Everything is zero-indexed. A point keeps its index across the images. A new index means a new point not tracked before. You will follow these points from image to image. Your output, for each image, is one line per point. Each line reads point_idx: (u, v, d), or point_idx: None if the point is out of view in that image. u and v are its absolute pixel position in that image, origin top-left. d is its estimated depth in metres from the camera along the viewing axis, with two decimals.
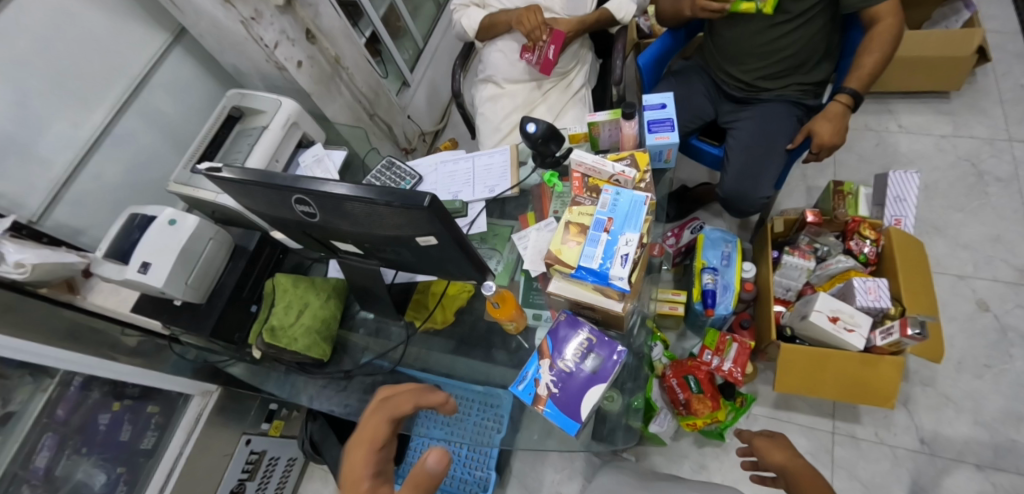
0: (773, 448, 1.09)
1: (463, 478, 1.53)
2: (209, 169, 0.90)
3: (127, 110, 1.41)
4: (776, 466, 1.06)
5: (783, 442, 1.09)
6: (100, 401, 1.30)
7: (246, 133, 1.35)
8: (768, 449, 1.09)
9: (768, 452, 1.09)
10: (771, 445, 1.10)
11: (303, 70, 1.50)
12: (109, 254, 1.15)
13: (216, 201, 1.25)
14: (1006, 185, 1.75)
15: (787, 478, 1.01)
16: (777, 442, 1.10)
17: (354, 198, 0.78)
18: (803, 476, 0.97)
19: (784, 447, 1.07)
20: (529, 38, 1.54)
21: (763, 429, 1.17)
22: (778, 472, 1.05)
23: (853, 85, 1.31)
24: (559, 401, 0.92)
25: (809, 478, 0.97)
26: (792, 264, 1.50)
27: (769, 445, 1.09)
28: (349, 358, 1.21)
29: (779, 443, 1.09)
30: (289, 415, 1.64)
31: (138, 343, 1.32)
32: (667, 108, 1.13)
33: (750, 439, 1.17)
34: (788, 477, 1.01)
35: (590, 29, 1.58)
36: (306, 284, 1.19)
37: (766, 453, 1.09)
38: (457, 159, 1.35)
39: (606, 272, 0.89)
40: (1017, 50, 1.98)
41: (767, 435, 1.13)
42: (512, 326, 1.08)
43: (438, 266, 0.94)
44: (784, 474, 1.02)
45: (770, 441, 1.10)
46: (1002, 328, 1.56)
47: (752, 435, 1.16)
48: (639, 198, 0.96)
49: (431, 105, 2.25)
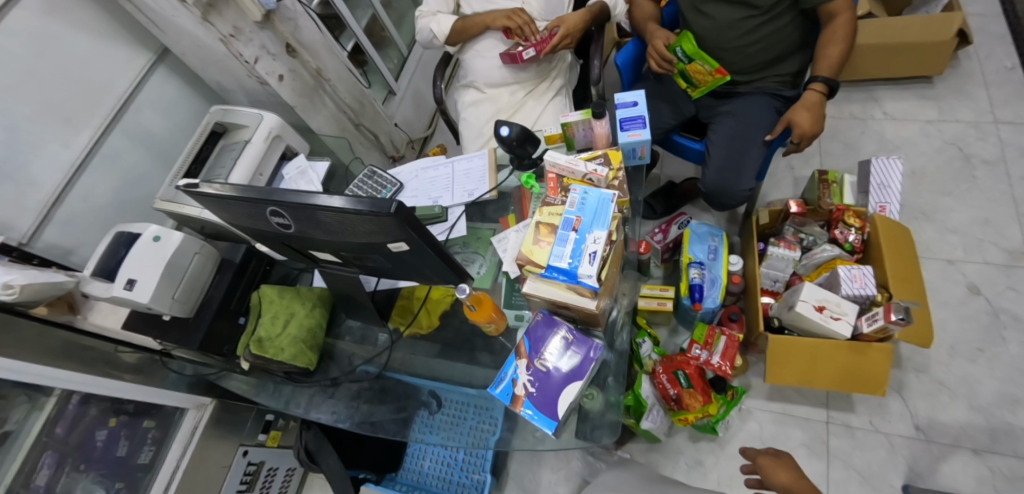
0: (778, 467, 1.09)
1: (462, 482, 1.54)
2: (187, 185, 0.91)
3: (114, 129, 1.43)
4: (780, 487, 1.06)
5: (789, 462, 1.10)
6: (97, 418, 1.30)
7: (229, 148, 1.38)
8: (772, 468, 1.09)
9: (773, 472, 1.09)
10: (776, 465, 1.10)
11: (285, 84, 1.52)
12: (97, 272, 1.17)
13: (200, 216, 1.27)
14: (993, 167, 1.74)
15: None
16: (781, 460, 1.10)
17: (326, 208, 0.80)
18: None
19: (789, 467, 1.08)
20: (520, 31, 1.53)
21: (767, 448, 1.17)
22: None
23: (824, 74, 1.32)
24: (537, 401, 0.93)
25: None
26: (778, 255, 1.49)
27: (774, 464, 1.10)
28: (336, 367, 1.22)
29: (784, 462, 1.10)
30: (286, 425, 1.66)
31: (137, 359, 1.33)
32: (639, 105, 1.13)
33: (753, 458, 1.16)
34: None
35: (594, 21, 1.56)
36: (291, 294, 1.21)
37: (770, 472, 1.09)
38: (437, 165, 1.36)
39: (575, 271, 0.90)
40: (1000, 32, 1.97)
41: (773, 454, 1.14)
42: (491, 328, 1.09)
43: (416, 272, 0.96)
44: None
45: (775, 460, 1.10)
46: (994, 311, 1.55)
47: (756, 453, 1.16)
48: (606, 196, 0.98)
49: (418, 112, 2.27)
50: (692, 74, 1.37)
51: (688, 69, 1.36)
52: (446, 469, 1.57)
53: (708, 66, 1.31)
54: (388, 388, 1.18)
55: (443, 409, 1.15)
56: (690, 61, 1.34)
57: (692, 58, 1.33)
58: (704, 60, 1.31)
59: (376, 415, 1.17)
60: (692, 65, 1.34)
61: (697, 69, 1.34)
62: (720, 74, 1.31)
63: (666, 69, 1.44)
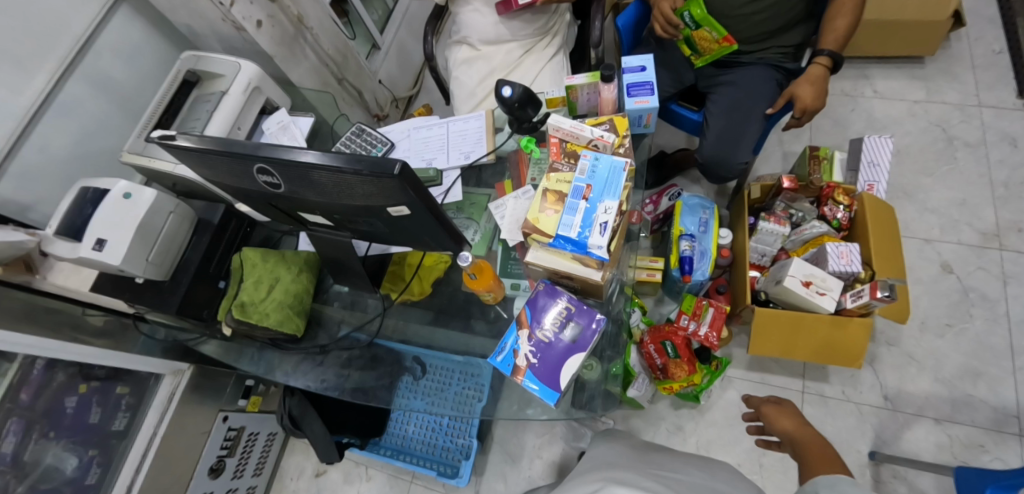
0: (781, 415, 1.11)
1: (447, 447, 1.56)
2: (161, 137, 0.84)
3: (72, 74, 1.30)
4: (783, 433, 1.09)
5: (791, 410, 1.12)
6: (66, 384, 1.23)
7: (203, 99, 1.27)
8: (775, 417, 1.12)
9: (776, 420, 1.12)
10: (779, 413, 1.12)
11: (263, 30, 1.40)
12: (60, 230, 1.07)
13: (174, 171, 1.19)
14: (974, 150, 1.78)
15: (791, 444, 1.05)
16: (785, 410, 1.12)
17: (321, 167, 0.74)
18: (811, 445, 1.00)
19: (792, 415, 1.10)
20: None
21: (772, 396, 1.19)
22: (785, 439, 1.07)
23: (829, 47, 1.31)
24: (538, 372, 0.92)
25: (822, 455, 0.96)
26: (768, 230, 1.50)
27: (777, 413, 1.12)
28: (324, 333, 1.18)
29: (786, 410, 1.12)
30: (266, 390, 1.62)
31: (105, 322, 1.26)
32: (647, 70, 1.10)
33: (758, 406, 1.19)
34: (794, 442, 1.04)
35: None
36: (275, 258, 1.14)
37: (774, 420, 1.12)
38: (430, 125, 1.30)
39: (584, 241, 0.87)
40: (990, 15, 1.99)
41: (776, 403, 1.16)
42: (489, 297, 1.06)
43: (414, 237, 0.92)
44: (791, 440, 1.05)
45: (777, 408, 1.12)
46: (964, 289, 1.61)
47: (760, 402, 1.19)
48: (617, 164, 0.94)
49: (403, 69, 2.17)
50: (697, 42, 1.32)
51: (694, 36, 1.32)
52: (431, 434, 1.59)
53: (716, 33, 1.27)
54: (380, 356, 1.16)
55: (427, 375, 1.13)
56: (697, 27, 1.29)
57: (699, 24, 1.28)
58: (712, 27, 1.27)
59: (367, 382, 1.14)
60: (699, 32, 1.30)
61: (704, 36, 1.30)
62: (726, 43, 1.27)
63: (670, 34, 1.38)
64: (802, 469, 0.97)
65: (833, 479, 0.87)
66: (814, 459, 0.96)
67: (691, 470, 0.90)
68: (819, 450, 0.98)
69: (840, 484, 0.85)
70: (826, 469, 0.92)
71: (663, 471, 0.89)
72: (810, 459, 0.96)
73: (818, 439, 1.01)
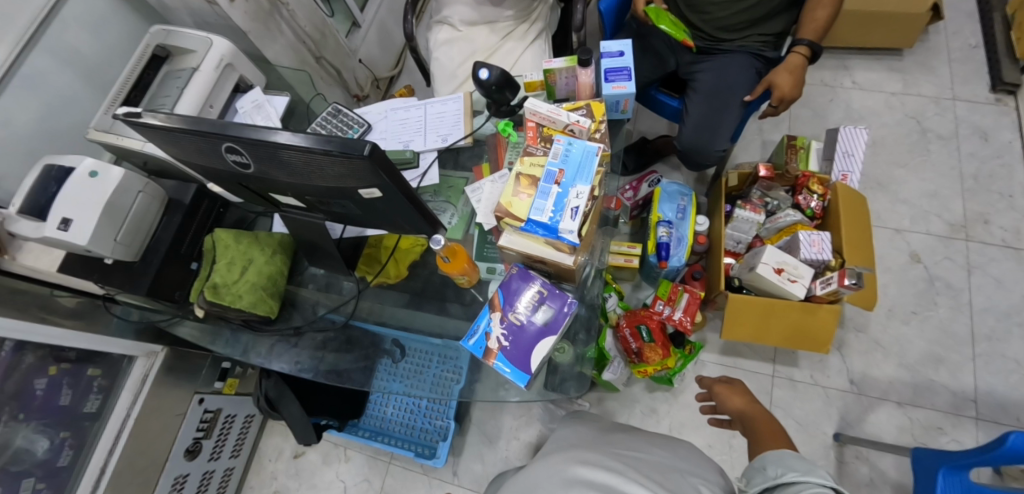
0: (732, 394, 1.14)
1: (425, 428, 1.58)
2: (127, 114, 0.81)
3: (36, 46, 1.25)
4: (734, 411, 1.11)
5: (742, 388, 1.15)
6: (36, 365, 1.20)
7: (174, 75, 1.24)
8: (727, 395, 1.15)
9: (728, 398, 1.15)
10: (730, 392, 1.15)
11: (237, 5, 1.36)
12: (24, 209, 1.04)
13: (143, 150, 1.16)
14: (946, 142, 1.82)
15: (745, 422, 1.07)
16: (735, 387, 1.15)
17: (291, 146, 0.73)
18: (762, 422, 1.02)
19: (742, 393, 1.13)
20: None
21: (722, 376, 1.22)
22: (736, 416, 1.10)
23: (808, 36, 1.32)
24: (509, 354, 0.93)
25: (772, 431, 0.98)
26: (744, 217, 1.53)
27: (728, 391, 1.15)
28: (299, 315, 1.18)
29: (737, 389, 1.15)
30: (243, 372, 1.62)
31: (77, 303, 1.23)
32: (625, 56, 1.09)
33: (709, 386, 1.21)
34: (747, 420, 1.06)
35: None
36: (248, 240, 1.13)
37: (726, 400, 1.14)
38: (407, 106, 1.28)
39: (556, 226, 0.88)
40: (969, 10, 2.01)
41: (726, 381, 1.18)
42: (464, 280, 1.07)
43: (387, 220, 0.91)
44: (743, 418, 1.08)
45: (729, 387, 1.15)
46: (930, 278, 1.66)
47: (712, 381, 1.21)
48: (591, 149, 0.95)
49: (384, 49, 2.14)
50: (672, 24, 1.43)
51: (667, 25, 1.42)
52: (410, 416, 1.60)
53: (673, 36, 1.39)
54: (355, 338, 1.16)
55: (407, 358, 1.13)
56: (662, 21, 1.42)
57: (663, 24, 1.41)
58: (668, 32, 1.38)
59: (342, 365, 1.14)
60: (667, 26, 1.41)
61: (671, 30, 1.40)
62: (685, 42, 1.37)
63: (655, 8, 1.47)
64: (752, 448, 0.97)
65: (781, 452, 0.88)
66: (763, 435, 0.98)
67: (654, 450, 0.92)
68: (769, 426, 1.00)
69: (786, 457, 0.86)
70: (775, 444, 0.94)
71: (626, 451, 0.91)
72: (761, 436, 0.98)
73: (769, 416, 1.03)
